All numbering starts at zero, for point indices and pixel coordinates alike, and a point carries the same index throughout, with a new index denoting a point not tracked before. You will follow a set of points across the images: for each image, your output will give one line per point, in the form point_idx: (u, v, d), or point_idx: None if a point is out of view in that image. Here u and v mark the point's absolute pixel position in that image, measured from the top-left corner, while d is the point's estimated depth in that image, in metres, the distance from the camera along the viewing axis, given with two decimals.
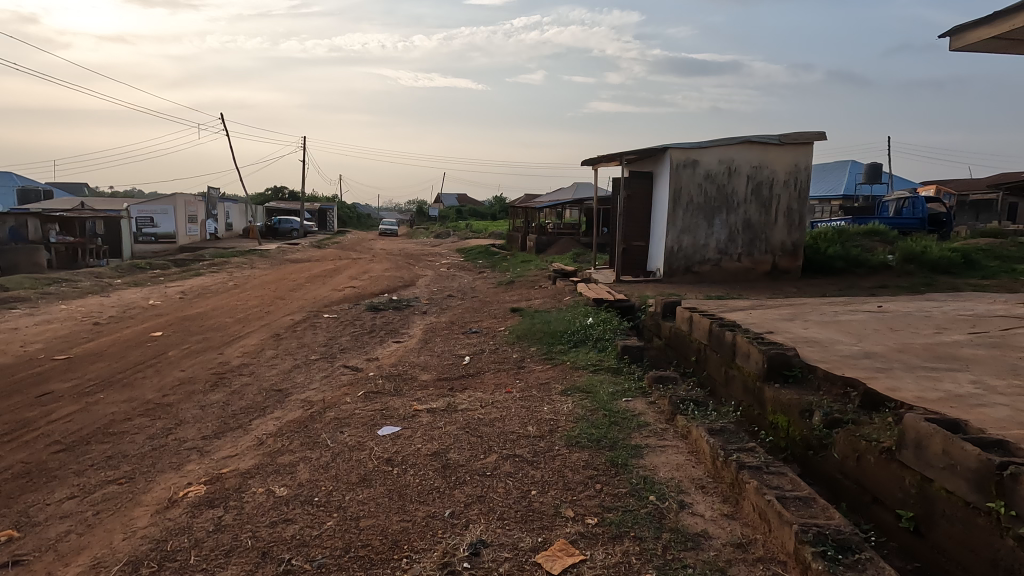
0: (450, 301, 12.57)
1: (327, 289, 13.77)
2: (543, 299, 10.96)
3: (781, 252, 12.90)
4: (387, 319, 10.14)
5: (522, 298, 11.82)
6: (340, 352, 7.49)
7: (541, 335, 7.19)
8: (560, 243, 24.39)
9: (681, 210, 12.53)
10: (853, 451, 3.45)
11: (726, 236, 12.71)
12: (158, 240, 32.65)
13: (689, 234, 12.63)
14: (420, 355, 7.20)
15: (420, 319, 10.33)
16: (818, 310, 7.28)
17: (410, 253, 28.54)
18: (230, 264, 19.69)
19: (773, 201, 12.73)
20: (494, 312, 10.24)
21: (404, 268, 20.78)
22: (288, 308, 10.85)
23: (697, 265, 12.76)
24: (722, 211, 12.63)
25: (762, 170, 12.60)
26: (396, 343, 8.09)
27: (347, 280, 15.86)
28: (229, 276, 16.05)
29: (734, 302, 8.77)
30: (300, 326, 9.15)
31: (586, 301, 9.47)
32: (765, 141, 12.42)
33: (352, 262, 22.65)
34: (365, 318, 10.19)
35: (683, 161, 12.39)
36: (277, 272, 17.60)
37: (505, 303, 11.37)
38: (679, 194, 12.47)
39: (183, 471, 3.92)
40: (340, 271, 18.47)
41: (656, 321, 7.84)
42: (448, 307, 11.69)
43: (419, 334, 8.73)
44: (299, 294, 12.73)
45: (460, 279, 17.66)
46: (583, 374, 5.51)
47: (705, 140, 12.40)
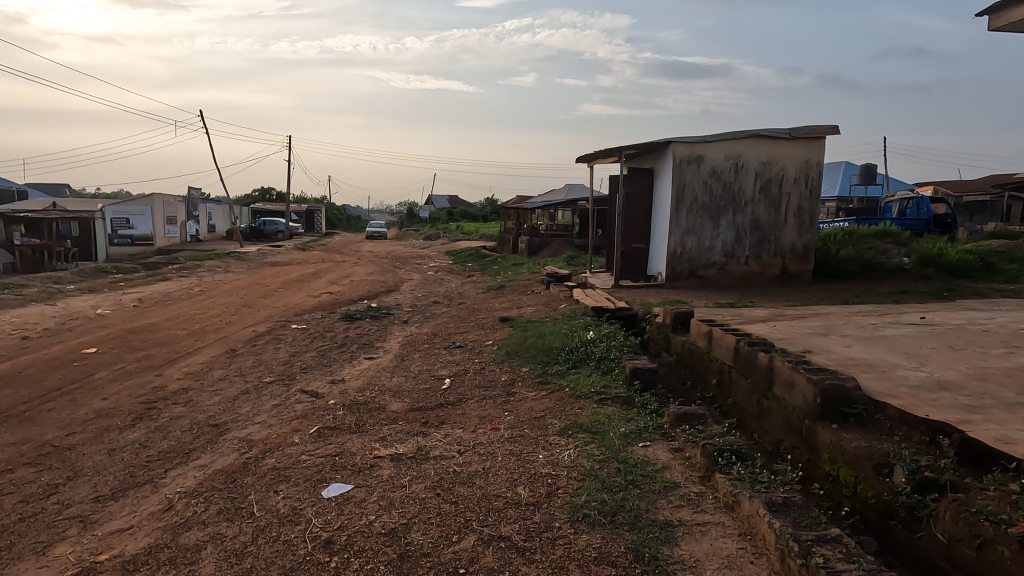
0: (435, 309, 11.53)
1: (302, 295, 12.68)
2: (535, 307, 9.96)
3: (791, 255, 12.02)
4: (363, 330, 9.10)
5: (513, 305, 10.81)
6: (301, 373, 6.44)
7: (535, 352, 6.19)
8: (553, 245, 23.42)
9: (684, 209, 11.60)
10: (971, 536, 2.49)
11: (733, 237, 11.79)
12: (135, 242, 31.29)
13: (693, 235, 11.69)
14: (393, 376, 6.17)
15: (399, 330, 9.28)
16: (852, 322, 6.33)
17: (397, 256, 27.46)
18: (204, 268, 18.52)
19: (783, 200, 11.84)
20: (482, 322, 9.24)
21: (390, 272, 19.69)
22: (253, 318, 9.78)
23: (702, 268, 11.83)
24: (728, 211, 11.70)
25: (771, 166, 11.71)
26: (367, 360, 7.06)
27: (325, 285, 14.75)
28: (198, 281, 14.91)
29: (751, 312, 7.80)
30: (261, 340, 8.07)
31: (584, 310, 8.50)
32: (774, 135, 11.53)
33: (334, 266, 21.55)
34: (338, 329, 9.14)
35: (687, 156, 11.45)
36: (252, 276, 16.45)
37: (494, 311, 10.36)
38: (683, 192, 11.54)
39: (48, 557, 2.88)
40: (320, 275, 17.36)
41: (666, 335, 6.87)
42: (433, 316, 10.66)
43: (396, 348, 7.69)
44: (269, 301, 11.65)
45: (447, 284, 16.62)
46: (586, 406, 4.52)
47: (710, 134, 11.48)
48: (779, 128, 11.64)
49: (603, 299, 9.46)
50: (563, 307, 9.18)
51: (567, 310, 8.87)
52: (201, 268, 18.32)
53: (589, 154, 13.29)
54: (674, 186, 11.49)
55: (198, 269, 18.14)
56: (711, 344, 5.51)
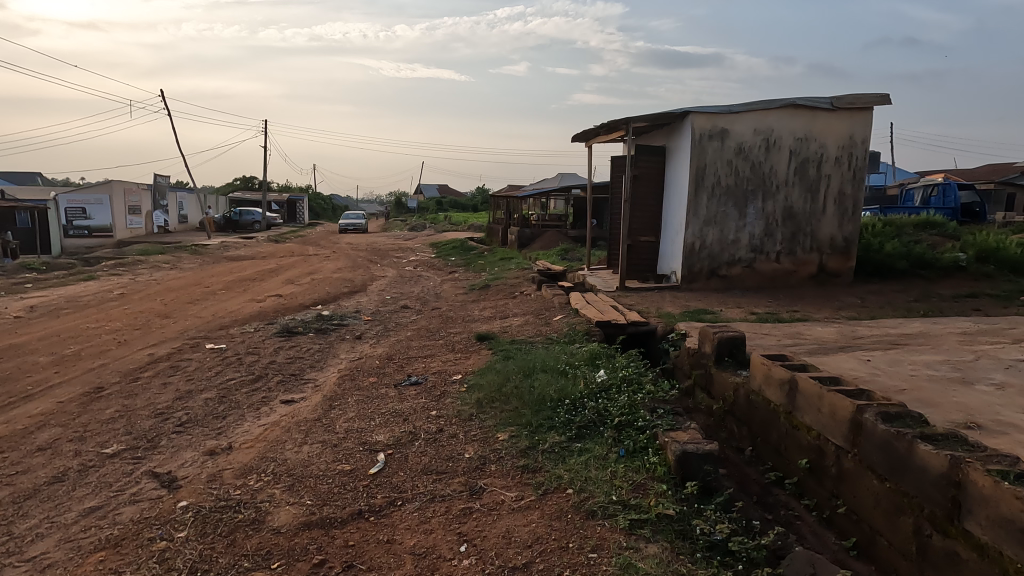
0: (402, 318, 9.41)
1: (243, 299, 10.52)
2: (522, 318, 7.87)
3: (830, 250, 10.06)
4: (296, 352, 6.96)
5: (497, 313, 8.74)
6: (169, 435, 4.31)
7: (519, 406, 4.13)
8: (544, 237, 21.33)
9: (704, 195, 9.54)
10: None
11: (761, 229, 9.80)
12: (93, 234, 28.82)
13: (715, 226, 9.66)
14: (304, 444, 4.07)
15: (346, 350, 7.16)
16: (981, 354, 4.33)
17: (376, 248, 25.29)
18: (149, 263, 16.25)
19: (821, 185, 9.85)
20: (454, 339, 7.13)
21: (362, 268, 17.53)
22: (161, 332, 7.62)
23: (725, 267, 9.81)
24: (756, 196, 9.69)
25: (809, 142, 9.68)
26: (280, 408, 4.94)
27: (279, 285, 12.59)
28: (129, 281, 12.65)
29: (813, 332, 5.76)
30: (150, 371, 5.95)
31: (585, 327, 6.43)
32: (813, 104, 9.51)
33: (302, 260, 19.38)
34: (266, 349, 7.01)
35: (709, 130, 9.39)
36: (198, 274, 14.23)
37: (472, 322, 8.26)
38: (703, 173, 9.48)
39: None
40: (279, 272, 15.18)
41: (706, 371, 4.85)
42: (396, 328, 8.55)
43: (329, 384, 5.58)
44: (197, 308, 9.48)
45: (424, 282, 14.54)
46: (608, 542, 2.52)
47: (737, 102, 9.43)
48: (819, 97, 9.62)
49: (610, 311, 7.41)
50: (557, 321, 7.11)
51: (563, 325, 6.80)
52: (144, 264, 16.04)
53: (588, 130, 11.22)
54: (692, 166, 9.42)
55: (141, 265, 15.89)
56: (795, 403, 3.50)
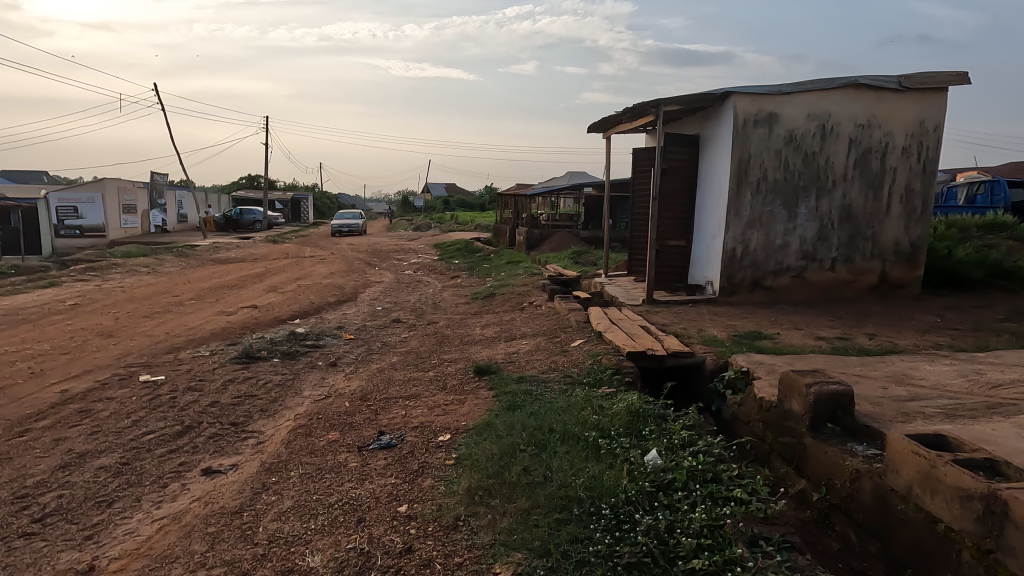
0: (390, 336, 8.00)
1: (211, 311, 9.14)
2: (531, 342, 6.43)
3: (894, 256, 8.55)
4: (249, 386, 5.55)
5: (500, 333, 7.30)
6: (9, 543, 2.92)
7: (530, 508, 2.70)
8: (554, 238, 19.95)
9: (748, 192, 8.07)
10: None
11: (815, 232, 8.31)
12: (85, 233, 27.61)
13: (760, 228, 8.18)
14: (201, 565, 2.67)
15: (312, 384, 5.74)
16: None
17: (377, 250, 23.97)
18: (124, 266, 14.91)
19: (885, 179, 8.35)
20: (447, 370, 5.72)
21: (357, 272, 16.19)
22: (92, 359, 6.25)
23: (770, 277, 8.32)
24: (809, 194, 8.21)
25: (872, 130, 8.19)
26: (194, 486, 3.53)
27: (259, 293, 11.25)
28: (94, 287, 11.35)
29: (925, 374, 4.27)
30: (47, 419, 4.56)
31: (613, 360, 4.97)
32: (879, 85, 8.01)
33: (295, 262, 18.12)
34: (213, 382, 5.63)
35: (754, 115, 7.91)
36: (175, 279, 12.89)
37: (471, 345, 6.83)
38: (747, 166, 8.00)
39: None
40: (265, 277, 13.83)
41: (798, 440, 3.40)
42: (380, 351, 7.13)
43: (274, 442, 4.17)
44: (152, 323, 8.10)
45: (422, 288, 13.18)
46: None
47: (788, 83, 7.95)
48: (883, 76, 8.12)
49: (640, 335, 5.95)
50: (575, 349, 5.66)
51: (584, 356, 5.35)
52: (120, 267, 14.74)
53: (608, 117, 9.76)
54: (734, 157, 7.94)
55: (116, 268, 14.56)
56: (1003, 541, 2.07)
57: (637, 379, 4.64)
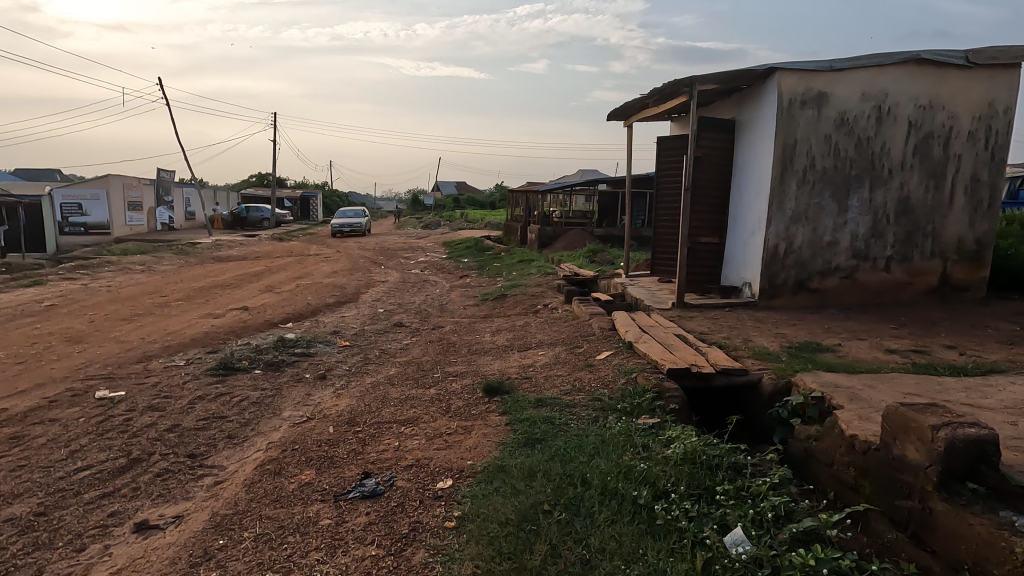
0: (390, 343, 7.17)
1: (197, 314, 8.36)
2: (549, 354, 5.57)
3: (956, 255, 7.58)
4: (219, 405, 4.74)
5: (513, 341, 6.44)
6: None
7: None
8: (568, 236, 19.14)
9: (793, 182, 7.14)
10: None
11: (868, 227, 7.37)
12: (89, 231, 27.07)
13: (806, 223, 7.25)
14: None
15: (294, 403, 4.92)
16: None
17: (384, 248, 23.22)
18: (117, 264, 14.21)
19: (948, 168, 7.38)
20: (451, 387, 4.89)
21: (361, 270, 15.42)
22: (48, 370, 5.48)
23: (817, 278, 7.39)
24: (861, 185, 7.28)
25: (934, 111, 7.23)
26: (117, 551, 2.73)
27: (254, 293, 10.49)
28: (80, 287, 10.65)
29: None
30: None
31: (650, 380, 4.09)
32: (943, 60, 7.05)
33: (298, 261, 17.41)
34: (180, 400, 4.83)
35: (801, 94, 6.98)
36: (168, 278, 12.16)
37: (480, 355, 5.98)
38: (792, 153, 7.08)
39: None
40: (263, 276, 13.08)
41: (920, 504, 2.52)
42: (377, 361, 6.30)
43: (234, 485, 3.35)
44: (128, 328, 7.32)
45: (429, 289, 12.37)
46: None
47: (839, 58, 7.02)
48: (948, 51, 7.15)
49: (677, 346, 5.06)
50: (602, 364, 4.79)
51: (613, 373, 4.47)
52: (114, 265, 14.06)
53: (631, 101, 8.86)
54: (778, 142, 7.02)
55: (109, 266, 13.86)
56: None
57: (684, 405, 3.78)
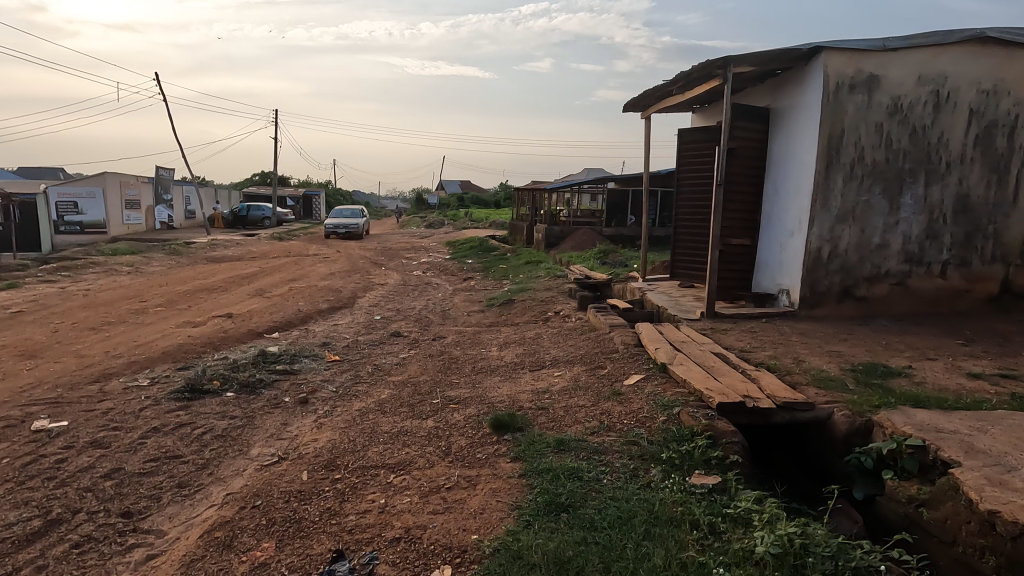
0: (385, 358, 6.39)
1: (174, 322, 7.59)
2: (567, 376, 4.77)
3: (1020, 260, 6.75)
4: (175, 440, 3.97)
5: (524, 358, 5.64)
6: None
7: None
8: (576, 236, 18.34)
9: (840, 177, 6.34)
10: None
11: (921, 228, 6.55)
12: (85, 230, 26.37)
13: (853, 223, 6.44)
14: None
15: (267, 437, 4.15)
16: None
17: (385, 248, 22.42)
18: (102, 265, 13.46)
19: (1013, 162, 6.55)
20: (452, 419, 4.10)
21: (360, 272, 14.65)
22: None
23: (865, 285, 6.58)
24: (916, 180, 6.46)
25: (999, 98, 6.40)
26: None
27: (241, 297, 9.71)
28: (54, 291, 9.88)
29: None
30: None
31: (699, 419, 3.29)
32: (1011, 39, 6.23)
33: (294, 261, 16.64)
34: (130, 433, 4.06)
35: (850, 77, 6.17)
36: (153, 280, 11.40)
37: (487, 375, 5.18)
38: (839, 144, 6.27)
39: None
40: (255, 279, 12.31)
41: None
42: (369, 381, 5.52)
43: (169, 565, 2.58)
44: (94, 339, 6.55)
45: (431, 293, 11.59)
46: None
47: (893, 37, 6.21)
48: (1015, 29, 6.33)
49: (721, 370, 4.25)
50: (633, 393, 3.98)
51: (649, 406, 3.68)
52: (99, 266, 13.29)
53: (653, 89, 8.06)
54: (823, 132, 6.22)
55: (93, 268, 13.11)
56: None
57: (745, 454, 3.00)
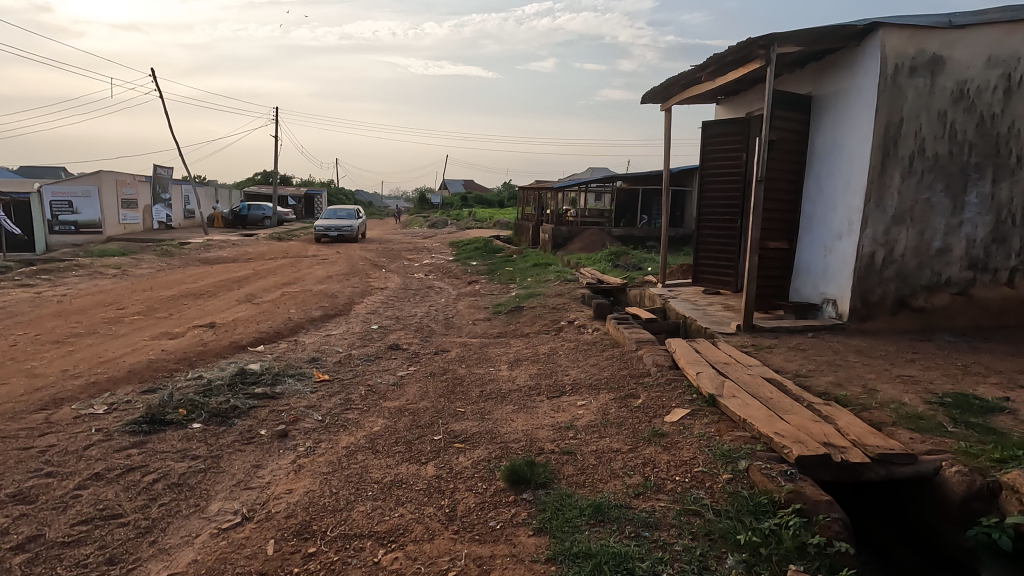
0: (381, 376, 5.65)
1: (148, 334, 6.86)
2: (593, 407, 4.03)
3: None
4: (118, 493, 3.24)
5: (540, 380, 4.89)
6: None
7: None
8: (585, 237, 17.60)
9: (897, 173, 5.58)
10: None
11: (988, 230, 5.78)
12: (79, 230, 25.68)
13: (912, 224, 5.68)
14: None
15: (232, 484, 3.42)
16: None
17: (387, 249, 21.70)
18: (86, 268, 12.72)
19: None
20: (458, 465, 3.36)
21: (359, 275, 13.92)
22: None
23: (923, 294, 5.82)
24: (982, 176, 5.69)
25: None
26: None
27: (228, 304, 8.98)
28: (28, 296, 9.16)
29: None
30: None
31: (778, 481, 2.54)
32: None
33: (290, 263, 15.93)
34: (65, 482, 3.33)
35: (910, 58, 5.41)
36: (137, 285, 10.67)
37: (498, 403, 4.43)
38: (897, 134, 5.51)
39: None
40: (246, 282, 11.59)
41: None
42: (361, 407, 4.79)
43: None
44: (54, 355, 5.82)
45: (433, 298, 10.86)
46: None
47: (960, 12, 5.45)
48: None
49: (784, 404, 3.50)
50: (680, 437, 3.23)
51: (706, 457, 2.93)
52: (83, 269, 12.57)
53: (679, 75, 7.31)
54: (879, 121, 5.46)
55: (75, 270, 12.38)
56: None
57: (848, 535, 2.26)
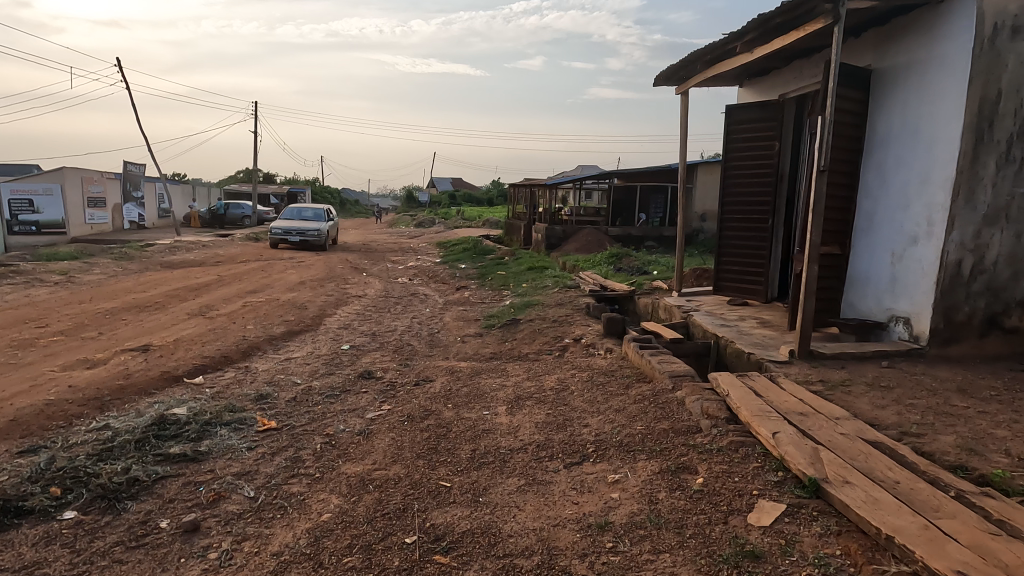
0: (345, 421, 4.42)
1: (60, 363, 5.52)
2: (632, 487, 2.84)
3: None
4: None
5: (551, 434, 3.68)
6: None
7: None
8: (581, 237, 16.46)
9: (992, 161, 4.46)
10: None
11: None
12: (41, 230, 23.89)
13: (1009, 225, 4.56)
14: None
15: None
16: None
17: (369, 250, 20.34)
18: (25, 275, 11.25)
19: None
20: None
21: (336, 281, 12.64)
22: None
23: (1018, 312, 4.71)
24: None
25: None
26: None
27: (175, 320, 7.62)
28: None
29: None
30: None
31: None
32: None
33: (262, 267, 14.54)
34: None
35: (1013, 16, 4.29)
36: (77, 296, 9.26)
37: (497, 473, 3.24)
38: (994, 112, 4.39)
39: None
40: (206, 291, 10.23)
41: None
42: (311, 472, 3.56)
43: None
44: None
45: (416, 307, 9.61)
46: None
47: None
48: None
49: (927, 500, 2.34)
50: (790, 570, 2.04)
51: None
52: (21, 276, 11.07)
53: (705, 49, 6.16)
54: (973, 95, 4.33)
55: (11, 278, 10.90)
56: None
57: None
